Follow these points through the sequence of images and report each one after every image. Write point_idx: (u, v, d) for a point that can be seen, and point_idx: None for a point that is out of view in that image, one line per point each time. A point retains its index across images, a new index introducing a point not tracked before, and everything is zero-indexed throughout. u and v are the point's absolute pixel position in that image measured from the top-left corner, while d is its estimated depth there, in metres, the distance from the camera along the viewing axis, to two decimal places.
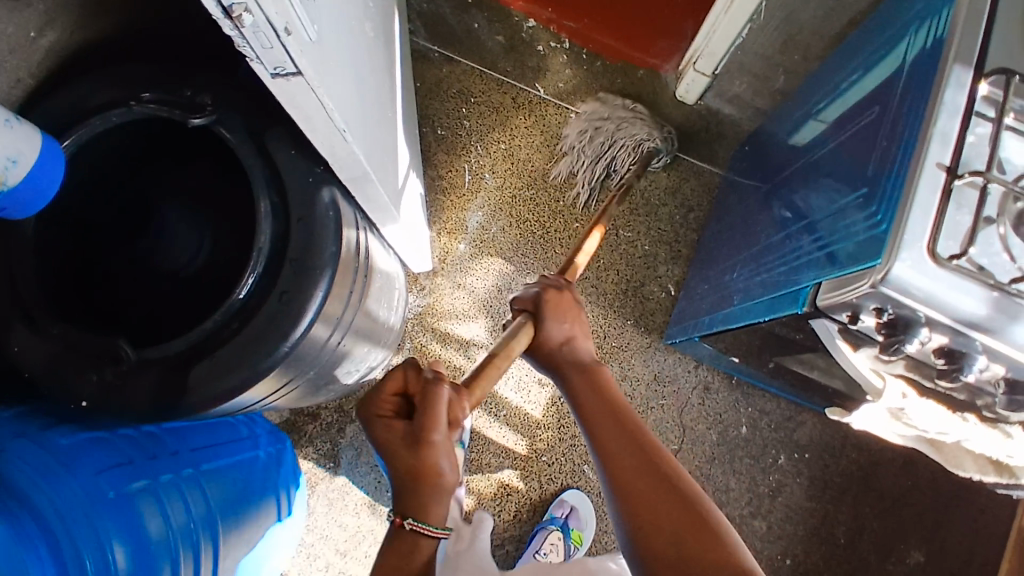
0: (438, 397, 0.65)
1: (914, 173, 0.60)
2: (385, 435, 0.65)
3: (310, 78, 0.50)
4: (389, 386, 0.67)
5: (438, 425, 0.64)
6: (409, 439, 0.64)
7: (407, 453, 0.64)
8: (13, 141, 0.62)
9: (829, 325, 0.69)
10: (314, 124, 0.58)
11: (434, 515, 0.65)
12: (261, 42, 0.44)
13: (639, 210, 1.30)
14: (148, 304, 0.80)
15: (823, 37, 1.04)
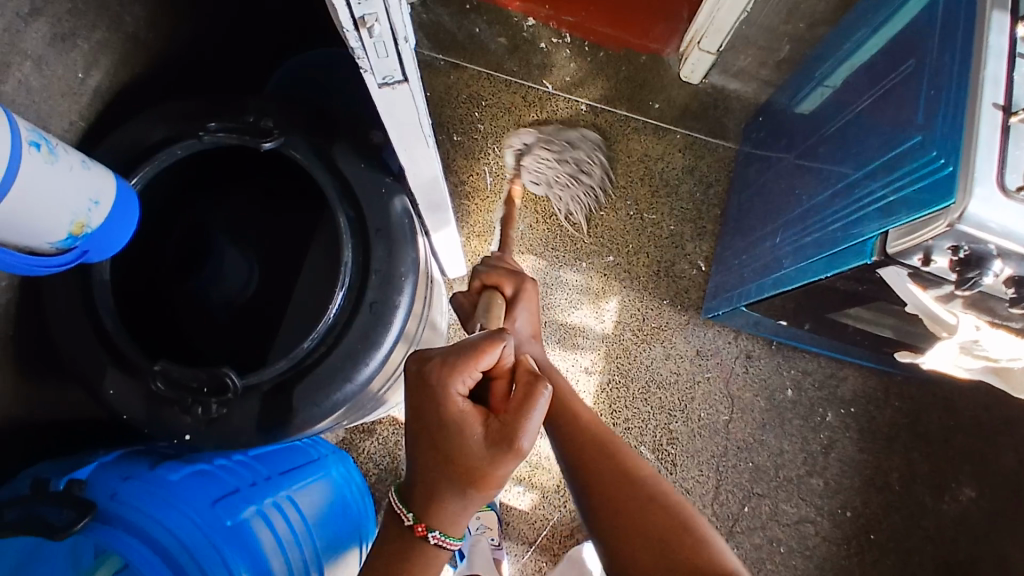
0: (537, 406, 0.57)
1: (973, 116, 0.64)
2: (467, 440, 0.57)
3: (413, 85, 0.51)
4: (474, 362, 0.57)
5: (530, 434, 0.57)
6: (499, 440, 0.56)
7: (486, 454, 0.57)
8: (93, 182, 0.61)
9: (899, 270, 0.73)
10: (404, 132, 0.59)
11: (460, 525, 0.61)
12: (379, 53, 0.45)
13: (660, 192, 1.33)
14: (213, 338, 0.81)
15: (827, 3, 1.07)
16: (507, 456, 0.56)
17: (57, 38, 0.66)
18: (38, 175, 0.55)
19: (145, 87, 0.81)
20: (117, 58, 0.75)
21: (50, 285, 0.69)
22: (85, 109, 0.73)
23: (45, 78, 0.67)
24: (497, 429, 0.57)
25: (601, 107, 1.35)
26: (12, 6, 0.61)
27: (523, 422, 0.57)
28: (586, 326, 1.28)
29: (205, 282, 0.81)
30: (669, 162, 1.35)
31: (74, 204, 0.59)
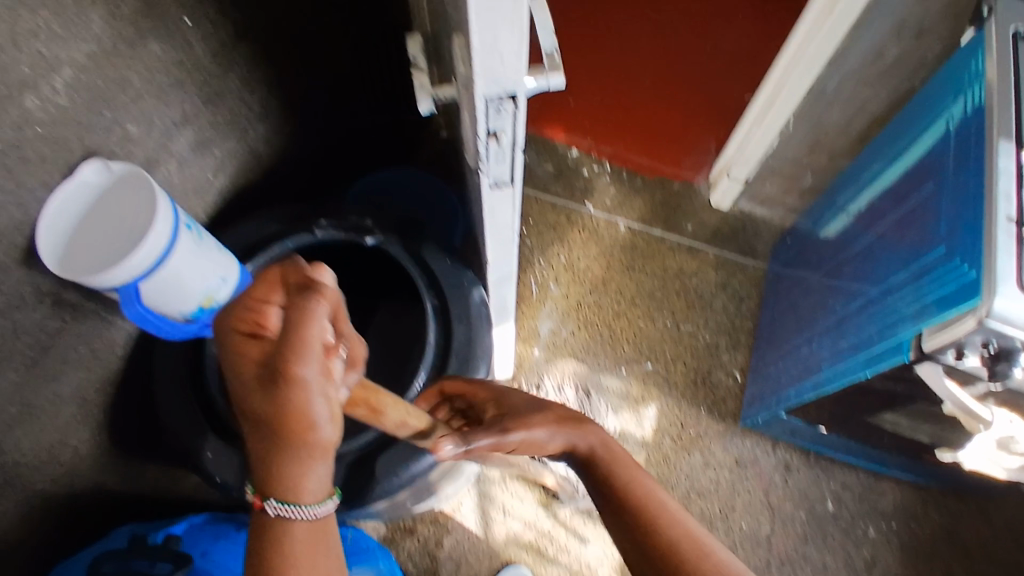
0: (302, 316, 0.43)
1: (991, 228, 0.72)
2: (234, 363, 0.44)
3: (516, 188, 0.61)
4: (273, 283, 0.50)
5: (301, 355, 0.42)
6: (264, 374, 0.43)
7: (261, 396, 0.44)
8: (224, 262, 0.70)
9: (935, 367, 0.79)
10: (497, 229, 0.68)
11: (302, 492, 0.48)
12: (498, 159, 0.55)
13: (696, 306, 1.42)
14: None
15: (845, 139, 1.20)
16: (273, 385, 0.43)
17: (197, 144, 0.78)
18: (184, 248, 0.64)
19: (253, 191, 0.92)
20: (238, 164, 0.87)
21: (162, 356, 0.76)
22: (208, 205, 0.84)
23: (183, 176, 0.78)
24: (258, 358, 0.43)
25: (638, 227, 1.47)
26: (172, 116, 0.73)
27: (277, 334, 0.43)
28: (627, 431, 1.32)
29: None
30: (703, 279, 1.44)
31: (206, 279, 0.68)
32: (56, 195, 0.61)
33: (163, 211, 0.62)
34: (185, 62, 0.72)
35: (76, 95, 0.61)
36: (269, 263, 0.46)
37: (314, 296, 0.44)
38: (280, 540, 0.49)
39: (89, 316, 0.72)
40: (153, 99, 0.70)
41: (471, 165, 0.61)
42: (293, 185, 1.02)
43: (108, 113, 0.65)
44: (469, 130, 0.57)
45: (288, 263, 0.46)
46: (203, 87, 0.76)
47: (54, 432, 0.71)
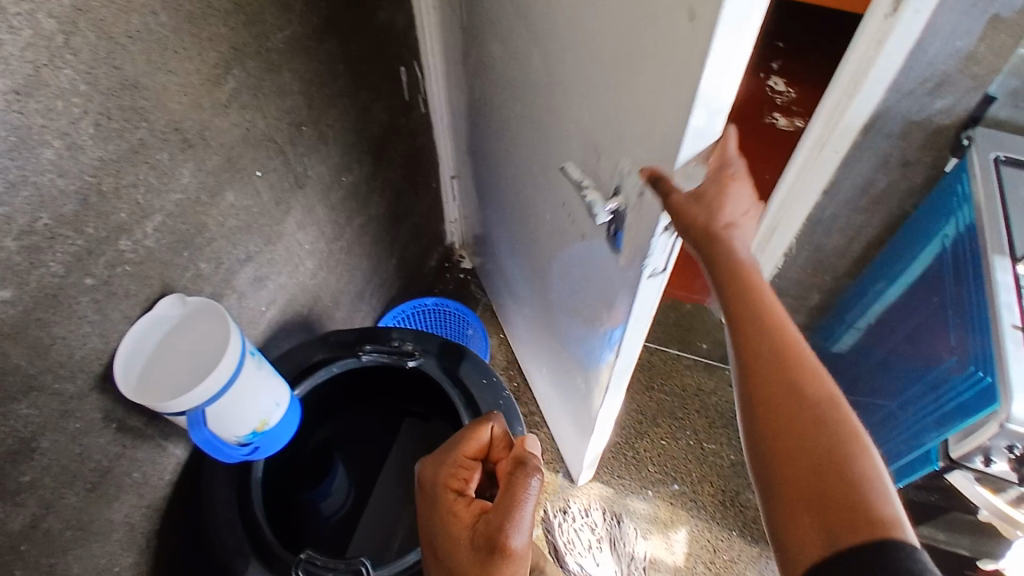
0: (523, 486, 0.54)
1: (999, 335, 0.77)
2: (461, 528, 0.56)
3: (665, 277, 0.67)
4: (467, 448, 0.62)
5: (519, 527, 0.52)
6: (483, 542, 0.53)
7: (474, 562, 0.53)
8: (279, 388, 0.75)
9: (966, 474, 0.81)
10: (632, 326, 0.73)
11: None
12: (661, 251, 0.63)
13: (717, 424, 1.43)
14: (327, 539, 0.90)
15: (847, 261, 1.28)
16: (492, 552, 0.52)
17: (255, 279, 0.86)
18: (247, 377, 0.70)
19: (299, 321, 0.99)
20: (288, 298, 0.94)
21: (208, 481, 0.78)
22: (259, 335, 0.90)
23: (242, 308, 0.84)
24: (478, 529, 0.54)
25: (654, 348, 1.53)
26: (237, 255, 0.81)
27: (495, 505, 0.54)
28: (657, 556, 1.28)
29: (318, 495, 0.92)
30: (722, 395, 1.46)
31: (262, 403, 0.72)
32: (135, 329, 0.66)
33: (234, 343, 0.67)
34: (252, 207, 0.81)
35: (162, 237, 0.69)
36: (483, 438, 0.63)
37: (531, 472, 0.55)
38: None
39: (147, 441, 0.75)
40: (223, 239, 0.78)
41: (624, 263, 0.68)
42: (332, 315, 1.09)
43: (186, 252, 0.72)
44: (631, 231, 0.65)
45: (501, 443, 0.64)
46: (263, 229, 0.85)
47: (101, 557, 0.72)
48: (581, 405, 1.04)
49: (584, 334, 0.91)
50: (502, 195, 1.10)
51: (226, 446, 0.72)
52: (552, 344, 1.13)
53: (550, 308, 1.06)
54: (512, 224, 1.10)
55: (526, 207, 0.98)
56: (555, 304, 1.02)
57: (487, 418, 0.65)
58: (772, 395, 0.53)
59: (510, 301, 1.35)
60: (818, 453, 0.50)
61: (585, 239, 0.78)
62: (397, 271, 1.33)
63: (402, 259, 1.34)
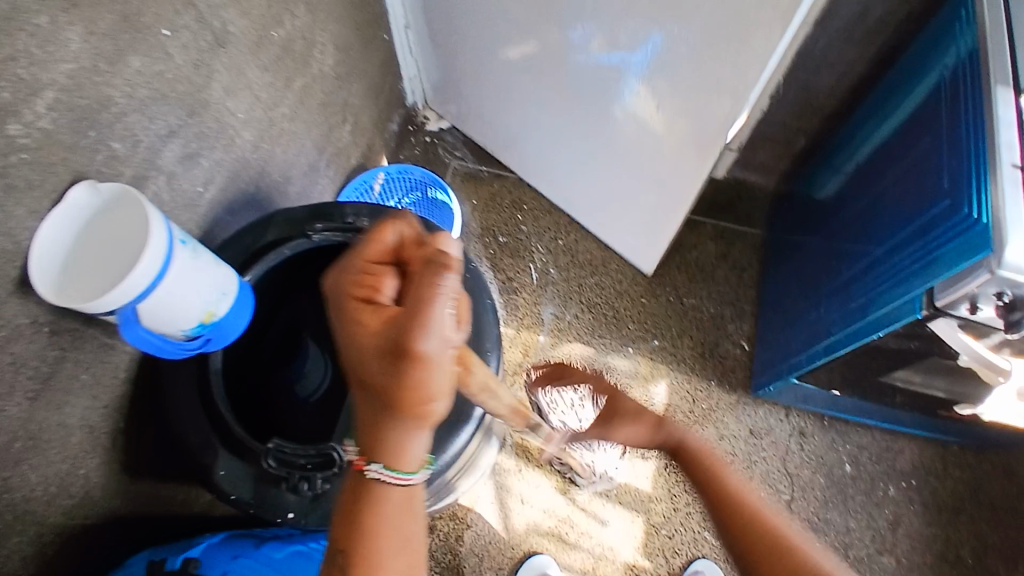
0: (430, 296, 0.46)
1: (996, 177, 0.72)
2: (365, 338, 0.49)
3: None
4: (371, 252, 0.53)
5: (429, 335, 0.46)
6: (391, 352, 0.47)
7: (382, 369, 0.48)
8: (223, 276, 0.69)
9: (950, 323, 0.79)
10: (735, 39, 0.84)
11: (407, 459, 0.53)
12: None
13: (697, 279, 1.40)
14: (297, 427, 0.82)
15: (834, 100, 1.19)
16: (402, 361, 0.47)
17: (184, 157, 0.77)
18: (179, 270, 0.63)
19: (243, 201, 0.91)
20: (227, 175, 0.86)
21: (166, 378, 0.74)
22: (199, 219, 0.82)
23: (173, 191, 0.76)
24: (385, 337, 0.48)
25: None
26: (156, 130, 0.71)
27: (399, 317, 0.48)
28: (638, 410, 1.30)
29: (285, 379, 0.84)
30: (702, 251, 1.43)
31: (204, 294, 0.67)
32: (46, 224, 0.59)
33: (157, 234, 0.60)
34: (165, 74, 0.71)
35: (58, 116, 0.59)
36: (389, 242, 0.53)
37: (444, 270, 0.47)
38: (377, 503, 0.55)
39: (89, 342, 0.70)
40: (136, 112, 0.68)
41: None
42: (281, 191, 1.01)
43: (91, 131, 0.63)
44: None
45: (410, 243, 0.53)
46: (184, 98, 0.75)
47: (63, 464, 0.70)
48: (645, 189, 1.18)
49: (647, 95, 1.01)
50: (497, 18, 1.11)
51: (170, 342, 0.67)
52: (580, 132, 1.20)
53: (584, 110, 1.15)
54: (499, 29, 1.13)
55: (555, 9, 1.01)
56: (598, 105, 1.11)
57: (392, 220, 0.54)
58: (742, 528, 0.74)
59: (506, 135, 1.38)
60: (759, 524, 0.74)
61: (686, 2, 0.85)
62: (353, 137, 1.23)
63: (358, 124, 1.23)
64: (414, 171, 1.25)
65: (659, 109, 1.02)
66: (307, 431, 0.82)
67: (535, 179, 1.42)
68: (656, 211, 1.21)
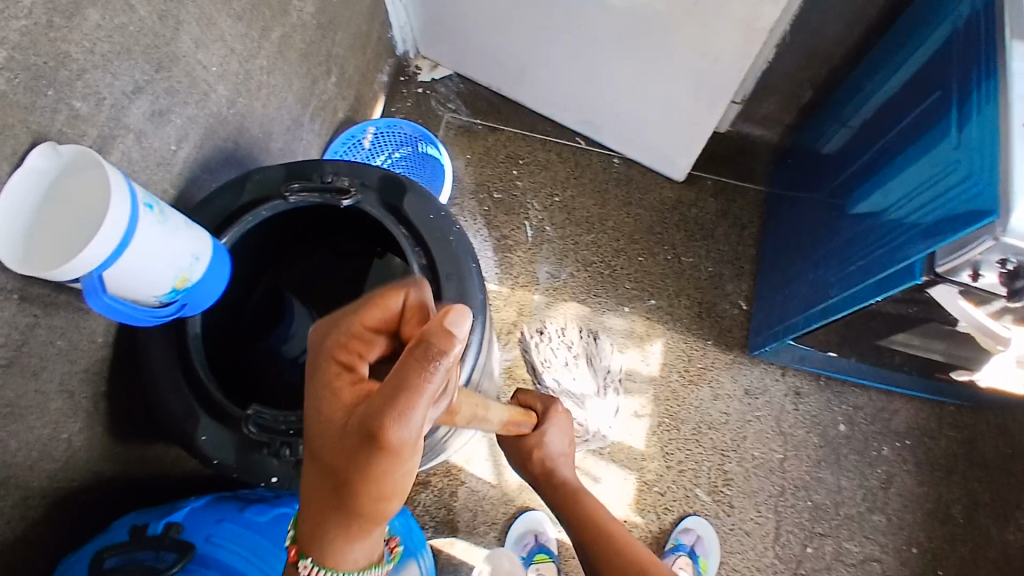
0: (415, 387, 0.40)
1: (1006, 137, 0.68)
2: (333, 411, 0.43)
3: None
4: (371, 316, 0.47)
5: (404, 428, 0.40)
6: (355, 438, 0.42)
7: (340, 454, 0.43)
8: (195, 240, 0.67)
9: (949, 288, 0.77)
10: None
11: (344, 557, 0.48)
12: None
13: (696, 236, 1.37)
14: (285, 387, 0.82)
15: (842, 49, 1.14)
16: (369, 449, 0.41)
17: (154, 115, 0.74)
18: (145, 236, 0.61)
19: (221, 160, 0.88)
20: (202, 132, 0.83)
21: (145, 344, 0.73)
22: (174, 178, 0.79)
23: (144, 151, 0.73)
24: (354, 422, 0.42)
25: (633, 160, 1.42)
26: (121, 86, 0.68)
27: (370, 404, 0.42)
28: (632, 368, 1.29)
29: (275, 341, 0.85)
30: (701, 207, 1.39)
31: (176, 261, 0.65)
32: (8, 187, 0.56)
33: (120, 200, 0.58)
34: (128, 26, 0.67)
35: (13, 76, 0.56)
36: (392, 306, 0.48)
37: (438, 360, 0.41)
38: None
39: (63, 307, 0.68)
40: (98, 69, 0.65)
41: None
42: (263, 149, 0.98)
43: (50, 90, 0.60)
44: None
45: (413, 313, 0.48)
46: (150, 53, 0.71)
47: (44, 429, 0.68)
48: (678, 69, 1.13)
49: None
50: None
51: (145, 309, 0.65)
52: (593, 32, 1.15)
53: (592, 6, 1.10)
54: None
55: None
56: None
57: (403, 284, 0.49)
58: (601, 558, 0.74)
59: (512, 67, 1.35)
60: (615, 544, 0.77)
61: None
62: (340, 90, 1.18)
63: (344, 76, 1.19)
64: (402, 125, 1.22)
65: None
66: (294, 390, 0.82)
67: (556, 97, 1.36)
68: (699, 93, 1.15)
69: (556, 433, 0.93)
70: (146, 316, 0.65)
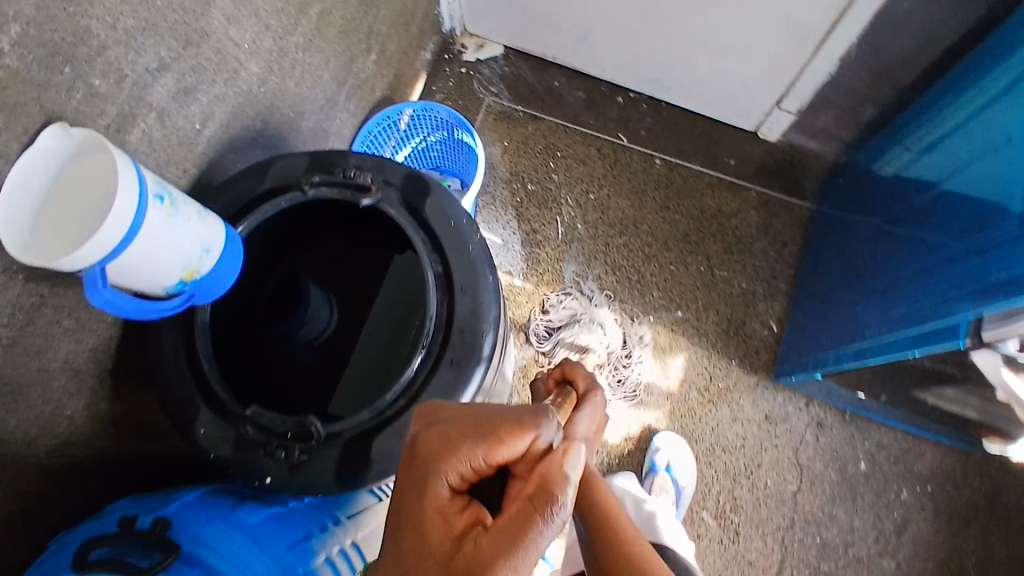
0: (529, 545, 0.47)
1: None
2: (443, 530, 0.50)
3: None
4: (496, 451, 0.50)
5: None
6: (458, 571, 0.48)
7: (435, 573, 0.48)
8: (207, 231, 0.65)
9: (993, 356, 0.74)
10: None
11: None
12: None
13: (733, 249, 1.31)
14: (299, 376, 0.83)
15: (913, 69, 1.06)
16: None
17: (178, 93, 0.71)
18: (153, 226, 0.59)
19: (248, 140, 0.86)
20: (230, 111, 0.80)
21: (151, 329, 0.71)
22: (196, 158, 0.77)
23: (165, 130, 0.71)
24: (460, 550, 0.48)
25: (675, 163, 1.36)
26: (145, 63, 0.65)
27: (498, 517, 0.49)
28: (652, 381, 1.25)
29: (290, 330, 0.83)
30: (742, 220, 1.33)
31: (183, 252, 0.62)
32: (18, 167, 0.55)
33: (128, 186, 0.56)
34: (154, 1, 0.64)
35: (25, 52, 0.53)
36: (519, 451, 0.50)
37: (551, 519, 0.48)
38: None
39: (71, 288, 0.67)
40: (120, 45, 0.62)
41: None
42: (293, 128, 0.95)
43: (66, 67, 0.57)
44: None
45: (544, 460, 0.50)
46: (177, 29, 0.68)
47: (45, 407, 0.68)
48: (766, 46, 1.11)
49: None
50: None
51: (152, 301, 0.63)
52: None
53: None
54: None
55: None
56: None
57: (532, 421, 0.51)
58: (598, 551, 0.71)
59: (572, 40, 1.32)
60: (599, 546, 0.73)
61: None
62: (378, 68, 1.15)
63: (384, 53, 1.15)
64: (438, 109, 1.17)
65: None
66: (308, 380, 0.83)
67: (609, 59, 1.33)
68: (783, 68, 1.15)
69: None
70: (153, 309, 0.63)
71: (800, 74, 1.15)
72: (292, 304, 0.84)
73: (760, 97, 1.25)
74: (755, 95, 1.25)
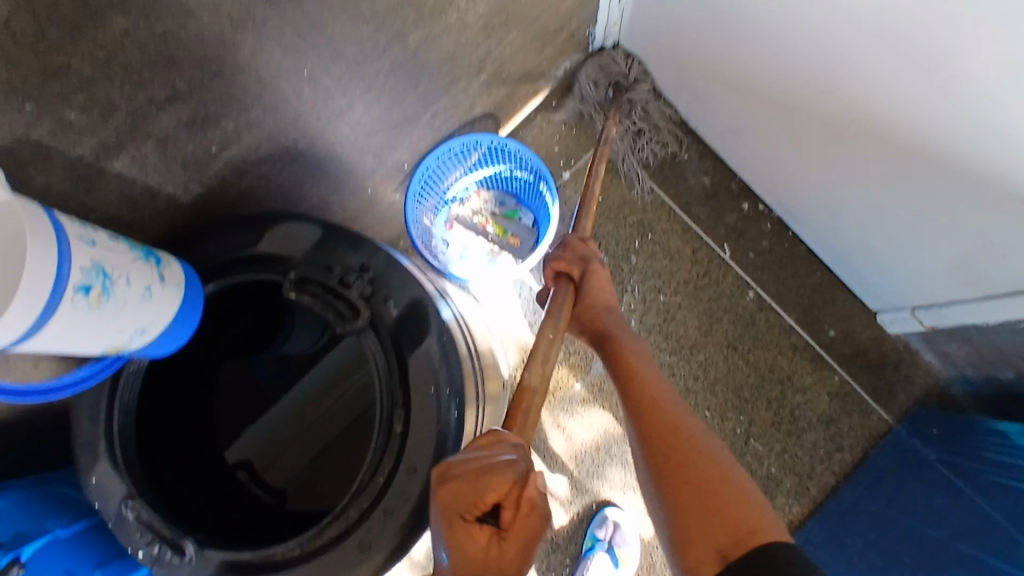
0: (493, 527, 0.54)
1: None
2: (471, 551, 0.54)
3: None
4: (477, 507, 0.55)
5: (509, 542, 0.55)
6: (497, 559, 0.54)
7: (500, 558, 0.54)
8: (147, 311, 0.56)
9: None
10: None
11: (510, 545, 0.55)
12: None
13: (781, 424, 1.14)
14: (238, 418, 0.75)
15: None
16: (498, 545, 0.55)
17: (194, 121, 0.60)
18: (70, 324, 0.49)
19: (278, 160, 0.75)
20: (263, 134, 0.69)
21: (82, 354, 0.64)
22: (206, 179, 0.67)
23: (167, 154, 0.61)
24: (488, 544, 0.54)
25: (769, 303, 1.17)
26: (149, 94, 0.55)
27: (514, 567, 0.54)
28: (623, 505, 1.15)
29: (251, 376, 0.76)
30: (809, 400, 1.14)
31: (109, 339, 0.53)
32: None
33: (39, 285, 0.46)
34: (175, 34, 0.53)
35: None
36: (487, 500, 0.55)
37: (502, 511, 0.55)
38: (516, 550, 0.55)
39: None
40: (113, 80, 0.52)
41: None
42: (348, 146, 0.83)
43: (28, 103, 0.48)
44: None
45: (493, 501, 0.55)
46: (205, 60, 0.56)
47: None
48: (929, 258, 0.92)
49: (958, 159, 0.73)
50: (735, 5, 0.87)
51: (72, 374, 0.58)
52: (837, 155, 0.91)
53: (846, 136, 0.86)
54: None
55: None
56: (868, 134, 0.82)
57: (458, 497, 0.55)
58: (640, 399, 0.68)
59: (723, 125, 1.12)
60: (737, 525, 0.56)
61: (1019, 99, 0.61)
62: (486, 88, 1.00)
63: (500, 74, 1.00)
64: (518, 148, 1.04)
65: (968, 181, 0.75)
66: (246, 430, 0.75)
67: (755, 166, 1.13)
68: (938, 285, 0.95)
69: (600, 284, 0.80)
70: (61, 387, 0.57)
71: (957, 301, 0.94)
72: (267, 341, 0.76)
73: (902, 291, 1.04)
74: (898, 287, 1.03)
